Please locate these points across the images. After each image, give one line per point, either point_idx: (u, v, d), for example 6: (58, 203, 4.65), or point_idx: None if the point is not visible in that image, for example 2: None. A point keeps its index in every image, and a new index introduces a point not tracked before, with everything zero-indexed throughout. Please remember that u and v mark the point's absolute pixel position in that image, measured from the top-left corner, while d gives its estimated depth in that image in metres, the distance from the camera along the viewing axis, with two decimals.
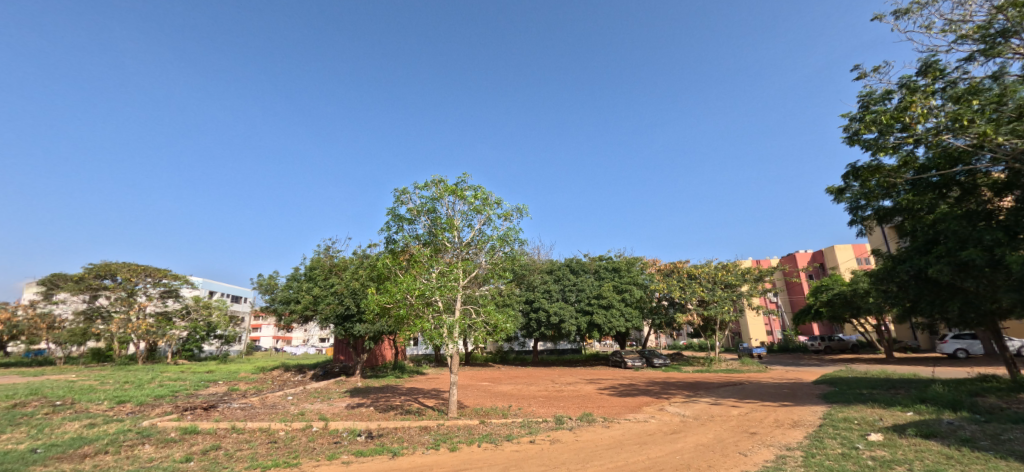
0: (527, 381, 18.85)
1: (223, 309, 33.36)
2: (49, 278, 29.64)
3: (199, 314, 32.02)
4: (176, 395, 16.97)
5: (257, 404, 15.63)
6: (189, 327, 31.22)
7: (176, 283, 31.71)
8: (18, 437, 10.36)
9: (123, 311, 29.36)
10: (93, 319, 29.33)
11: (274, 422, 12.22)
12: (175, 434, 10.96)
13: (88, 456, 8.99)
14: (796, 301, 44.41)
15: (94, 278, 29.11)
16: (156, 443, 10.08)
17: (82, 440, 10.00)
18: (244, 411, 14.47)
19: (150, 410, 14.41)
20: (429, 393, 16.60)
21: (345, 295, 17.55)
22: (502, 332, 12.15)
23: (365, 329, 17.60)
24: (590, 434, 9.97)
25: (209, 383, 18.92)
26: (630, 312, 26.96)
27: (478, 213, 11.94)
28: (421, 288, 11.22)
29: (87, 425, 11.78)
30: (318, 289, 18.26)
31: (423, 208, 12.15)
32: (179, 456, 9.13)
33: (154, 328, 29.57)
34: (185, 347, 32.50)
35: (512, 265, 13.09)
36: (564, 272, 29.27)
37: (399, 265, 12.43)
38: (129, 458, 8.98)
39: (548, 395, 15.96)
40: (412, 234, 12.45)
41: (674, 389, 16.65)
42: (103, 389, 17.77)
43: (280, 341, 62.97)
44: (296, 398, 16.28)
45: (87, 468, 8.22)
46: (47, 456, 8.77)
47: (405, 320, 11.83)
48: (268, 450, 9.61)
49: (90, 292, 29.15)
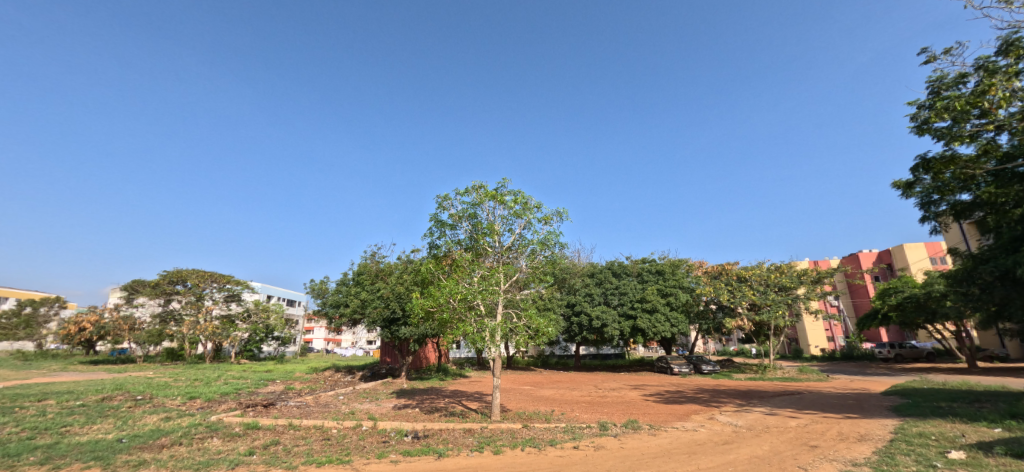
0: (570, 386, 18.63)
1: (280, 312, 35.24)
2: (130, 283, 32.89)
3: (259, 317, 34.02)
4: (239, 392, 18.15)
5: (311, 402, 16.42)
6: (250, 330, 33.33)
7: (238, 288, 33.95)
8: (107, 428, 11.48)
9: (192, 314, 31.82)
10: (167, 321, 31.81)
11: (327, 419, 12.80)
12: (239, 429, 11.71)
13: (165, 447, 9.78)
14: (860, 305, 41.45)
15: (168, 283, 31.67)
16: (222, 437, 10.84)
17: (160, 432, 10.90)
18: (300, 409, 15.24)
19: (217, 406, 15.48)
20: (473, 396, 16.79)
21: (391, 299, 18.15)
22: (544, 335, 12.15)
23: (410, 332, 18.07)
24: (636, 442, 9.71)
25: (268, 382, 20.11)
26: (676, 317, 26.10)
27: (519, 217, 12.15)
28: (463, 292, 11.40)
29: (164, 418, 12.84)
30: (366, 293, 18.89)
31: (464, 213, 12.42)
32: (244, 449, 9.77)
33: (220, 329, 31.80)
34: (246, 348, 34.60)
35: (553, 269, 13.16)
36: (605, 275, 28.78)
37: (443, 270, 12.64)
38: (200, 450, 9.70)
39: (592, 401, 15.70)
40: (455, 239, 12.74)
41: (726, 397, 15.92)
42: (177, 385, 19.33)
43: (331, 343, 65.93)
44: (346, 397, 16.97)
45: (165, 458, 8.95)
46: (131, 446, 9.62)
47: (449, 323, 12.06)
48: (322, 447, 10.06)
49: (164, 297, 31.76)
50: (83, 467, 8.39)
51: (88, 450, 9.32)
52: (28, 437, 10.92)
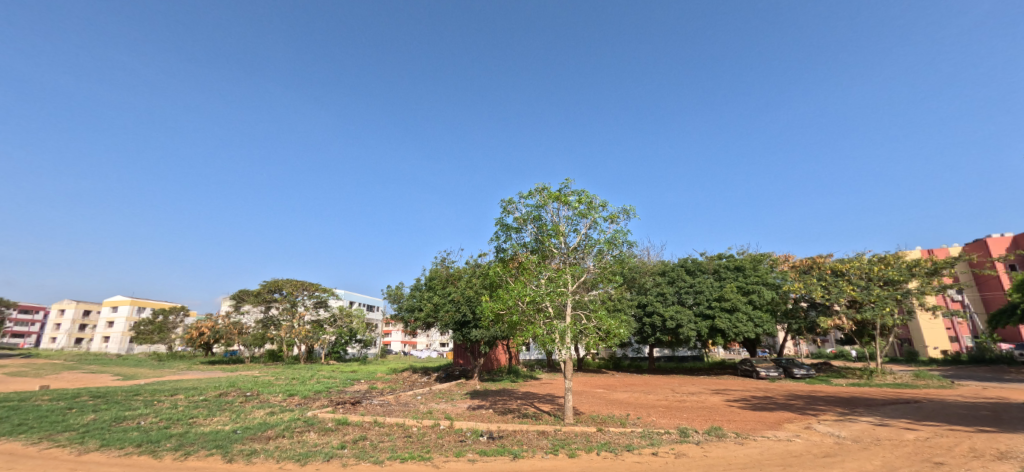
0: (645, 390, 17.92)
1: (362, 317, 37.77)
2: (237, 293, 36.79)
3: (343, 321, 36.69)
4: (330, 390, 19.68)
5: (393, 401, 17.35)
6: (336, 333, 36.10)
7: (325, 295, 36.77)
8: (224, 420, 13.00)
9: (288, 319, 35.04)
10: (268, 326, 35.31)
11: (408, 418, 13.44)
12: (332, 424, 12.67)
13: (270, 438, 10.84)
14: (991, 299, 35.59)
15: (268, 291, 35.03)
16: (318, 431, 11.82)
17: (266, 425, 12.10)
18: (383, 407, 16.15)
19: (312, 403, 16.91)
20: (545, 398, 16.72)
21: (462, 303, 18.66)
22: (616, 337, 11.78)
23: (481, 334, 18.46)
24: (721, 451, 9.06)
25: (354, 381, 21.60)
26: (760, 317, 24.02)
27: (584, 217, 11.95)
28: (531, 294, 11.41)
29: (269, 413, 14.25)
30: (438, 297, 19.60)
31: (529, 216, 12.44)
32: (336, 442, 10.61)
33: (311, 333, 34.79)
34: (334, 350, 37.48)
35: (621, 268, 12.75)
36: (678, 273, 27.36)
37: (510, 273, 12.74)
38: (300, 442, 10.59)
39: (670, 405, 14.95)
40: (521, 242, 12.79)
41: (824, 404, 14.39)
42: (278, 383, 21.42)
43: (408, 345, 69.33)
44: (424, 397, 17.71)
45: (270, 449, 9.99)
46: (244, 437, 10.81)
47: (518, 325, 12.12)
48: (404, 443, 10.60)
49: (264, 304, 35.22)
50: (207, 454, 9.93)
51: (210, 439, 10.79)
52: (164, 426, 12.69)
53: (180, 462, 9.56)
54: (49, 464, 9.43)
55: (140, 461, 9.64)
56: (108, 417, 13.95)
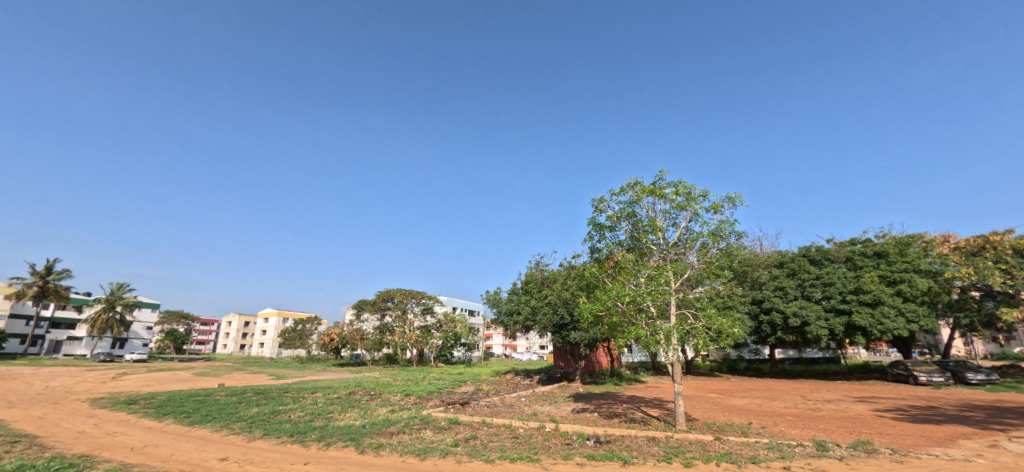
0: (769, 396, 16.03)
1: (464, 321, 39.60)
2: (358, 303, 40.76)
3: (448, 326, 38.73)
4: (441, 391, 20.84)
5: (499, 402, 17.76)
6: (443, 337, 38.22)
7: (430, 302, 39.18)
8: (355, 416, 14.52)
9: (400, 325, 37.93)
10: (384, 332, 38.64)
11: (514, 419, 13.65)
12: (445, 423, 13.40)
13: (393, 433, 12.10)
14: None
15: (382, 301, 38.23)
16: (434, 428, 12.60)
17: (389, 421, 13.41)
18: (490, 408, 16.62)
19: (426, 402, 18.02)
20: (652, 403, 15.81)
21: (558, 305, 18.46)
22: (729, 337, 10.68)
23: (580, 336, 18.10)
24: (873, 469, 7.69)
25: (462, 383, 22.61)
26: (913, 311, 20.20)
27: (683, 210, 11.13)
28: (630, 293, 10.85)
29: (391, 410, 15.53)
30: (535, 300, 19.67)
31: (622, 213, 11.93)
32: (450, 440, 11.31)
33: (421, 337, 37.34)
34: (442, 353, 39.76)
35: (730, 262, 11.59)
36: (800, 264, 24.22)
37: (607, 274, 12.30)
38: (419, 438, 11.62)
39: (801, 414, 13.16)
40: (616, 241, 12.30)
41: (1016, 417, 11.52)
42: (396, 384, 23.28)
43: (509, 348, 70.88)
44: (528, 399, 17.87)
45: (394, 444, 11.18)
46: (372, 431, 12.39)
47: (619, 327, 11.61)
48: (512, 444, 10.74)
49: (380, 312, 38.52)
50: (344, 445, 11.18)
51: (346, 433, 12.20)
52: (309, 419, 14.46)
53: (323, 450, 10.86)
54: (227, 447, 11.25)
55: (294, 449, 11.10)
56: (268, 410, 16.28)
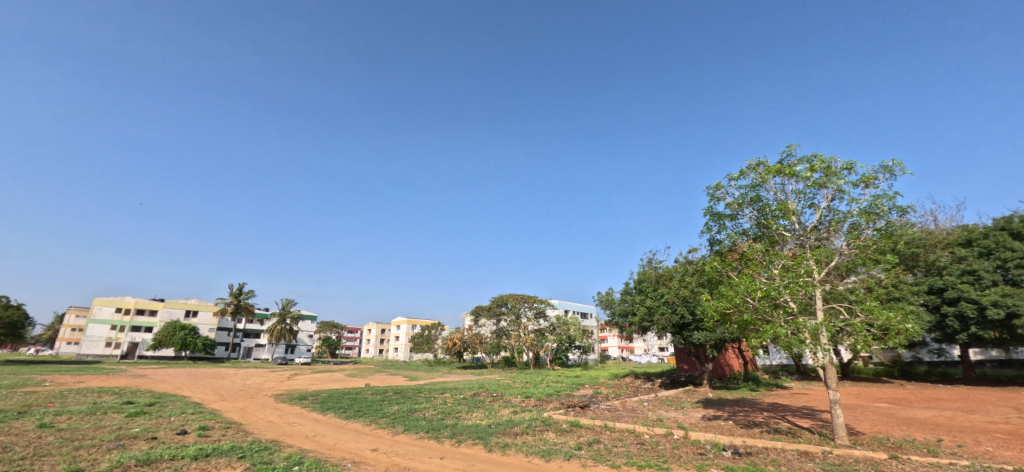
0: (964, 407, 12.87)
1: (578, 324, 38.80)
2: (474, 309, 43.12)
3: (562, 329, 38.25)
4: (560, 394, 20.70)
5: (620, 406, 17.02)
6: (557, 340, 37.75)
7: (542, 305, 39.72)
8: (480, 416, 15.13)
9: (516, 330, 38.95)
10: (501, 336, 40.08)
11: (639, 424, 12.93)
12: (566, 425, 13.25)
13: (518, 434, 12.38)
14: None
15: (496, 306, 39.91)
16: (556, 431, 12.57)
17: (513, 422, 13.75)
18: (612, 412, 15.99)
19: (547, 404, 18.02)
20: (801, 412, 13.73)
21: (677, 304, 17.22)
22: (900, 335, 8.76)
23: (705, 337, 16.61)
24: None
25: (580, 386, 22.22)
26: None
27: (822, 187, 9.57)
28: (762, 287, 9.53)
29: (513, 411, 15.85)
30: (651, 299, 18.54)
31: (744, 199, 10.81)
32: (574, 443, 11.14)
33: (536, 341, 37.58)
34: (557, 356, 39.38)
35: (892, 244, 9.61)
36: (997, 241, 19.27)
37: (731, 267, 11.07)
38: (542, 439, 11.66)
39: (1019, 432, 10.26)
40: (738, 230, 11.22)
41: None
42: (515, 386, 23.79)
43: (626, 351, 68.31)
44: (651, 404, 16.84)
45: (519, 443, 11.36)
46: (497, 431, 12.74)
47: (752, 326, 10.27)
48: (639, 450, 10.12)
49: (496, 317, 40.21)
50: (473, 442, 11.66)
51: (474, 431, 12.76)
52: (441, 417, 15.39)
53: (456, 447, 11.42)
54: (377, 439, 12.46)
55: (430, 443, 11.87)
56: (406, 408, 17.72)
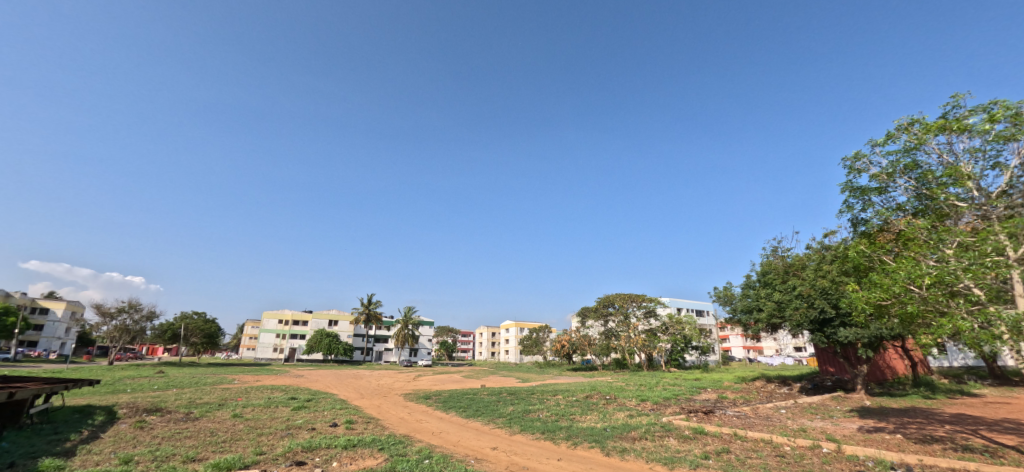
0: None
1: (693, 323, 36.52)
2: (581, 311, 42.90)
3: (675, 329, 36.25)
4: (679, 398, 19.33)
5: (751, 413, 15.30)
6: (670, 340, 35.82)
7: (652, 304, 37.56)
8: (595, 419, 14.77)
9: (625, 330, 37.68)
10: (610, 337, 38.85)
11: (776, 434, 11.48)
12: (689, 432, 12.28)
13: (636, 438, 11.79)
14: None
15: (603, 306, 38.73)
16: (678, 437, 11.73)
17: (630, 426, 13.16)
18: (741, 418, 14.45)
19: (666, 409, 16.93)
20: (999, 426, 10.97)
21: (815, 297, 15.03)
22: None
23: (855, 334, 14.30)
24: None
25: (702, 390, 20.55)
26: None
27: (1009, 142, 7.65)
28: (931, 272, 7.80)
29: (629, 415, 15.17)
30: (779, 293, 16.49)
31: (895, 166, 9.34)
32: (700, 451, 10.28)
33: (647, 341, 35.94)
34: (673, 358, 37.20)
35: None
36: None
37: (885, 250, 9.34)
38: (663, 446, 10.97)
39: None
40: (891, 205, 9.67)
41: None
42: (630, 389, 22.86)
43: (753, 351, 61.95)
44: (790, 411, 14.86)
45: (638, 449, 10.79)
46: (614, 434, 12.27)
47: (920, 320, 8.49)
48: (778, 463, 8.97)
49: (603, 318, 39.08)
50: (590, 445, 11.35)
51: (590, 434, 12.46)
52: (555, 419, 15.31)
53: (572, 449, 11.22)
54: (496, 438, 12.78)
55: (547, 444, 11.83)
56: (520, 409, 18.00)
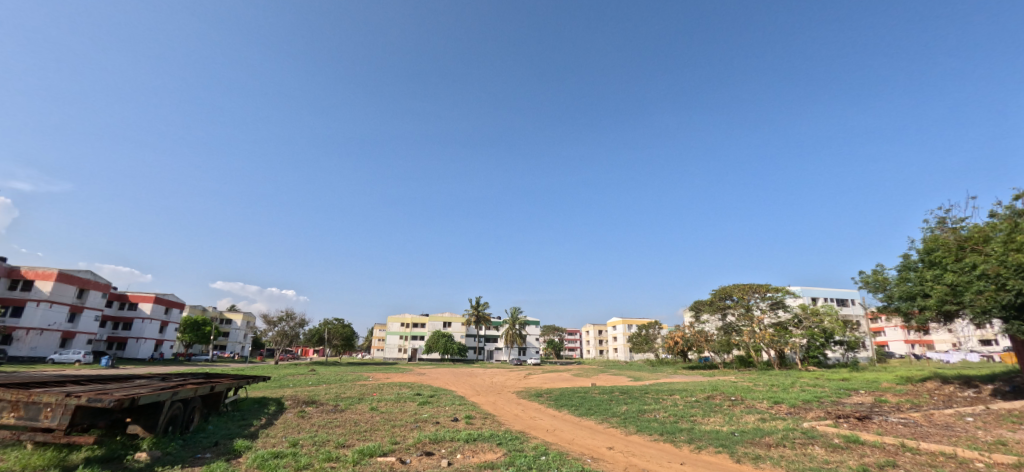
0: None
1: (834, 315, 32.17)
2: (695, 305, 40.25)
3: (811, 322, 32.06)
4: (822, 401, 17.04)
5: (922, 420, 12.87)
6: (806, 335, 31.85)
7: (779, 295, 33.93)
8: (720, 422, 13.70)
9: (748, 324, 34.24)
10: (730, 333, 35.93)
11: (960, 447, 9.52)
12: (839, 441, 10.75)
13: (771, 445, 10.63)
14: None
15: (720, 299, 36.40)
16: (824, 446, 10.35)
17: (763, 431, 11.95)
18: (908, 427, 12.24)
19: (806, 413, 15.02)
20: None
21: (1006, 277, 12.42)
22: None
23: None
24: None
25: (851, 392, 17.87)
26: None
27: None
28: None
29: (761, 419, 13.78)
30: (953, 275, 13.75)
31: None
32: (856, 463, 8.95)
33: (776, 336, 32.29)
34: (810, 355, 33.13)
35: None
36: None
37: None
38: (807, 455, 9.77)
39: None
40: None
41: None
42: (760, 389, 20.76)
43: (918, 346, 52.36)
44: (979, 420, 12.21)
45: (775, 457, 9.71)
46: (744, 440, 11.23)
47: None
48: None
49: (721, 311, 36.57)
50: (717, 450, 10.52)
51: (715, 438, 11.55)
52: (674, 420, 14.52)
53: (697, 453, 10.49)
54: (611, 438, 12.49)
55: (667, 447, 11.22)
56: (635, 409, 17.35)
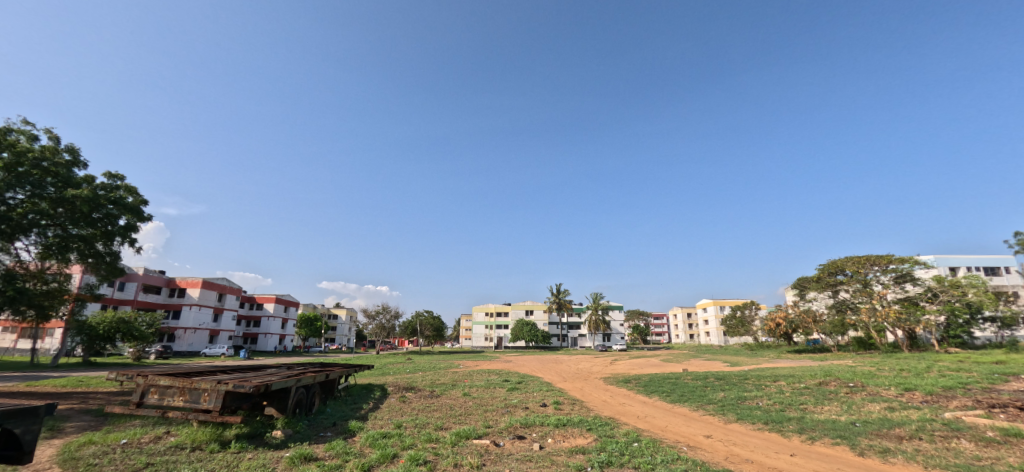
0: None
1: (980, 286, 27.74)
2: (798, 282, 36.79)
3: (951, 295, 28.15)
4: (969, 388, 14.78)
5: None
6: (944, 310, 28.00)
7: (906, 267, 29.81)
8: (836, 411, 12.50)
9: (867, 301, 30.76)
10: (844, 311, 32.46)
11: None
12: (995, 434, 9.30)
13: (904, 438, 9.48)
14: None
15: (829, 275, 33.06)
16: (973, 440, 9.03)
17: (891, 421, 10.70)
18: None
19: (946, 402, 13.10)
20: None
21: None
22: None
23: None
24: None
25: (1008, 378, 15.27)
26: None
27: None
28: None
29: (888, 408, 12.33)
30: None
31: None
32: (1018, 462, 7.70)
33: (905, 314, 28.23)
34: (951, 334, 28.73)
35: None
36: None
37: None
38: (952, 450, 8.58)
39: None
40: None
41: None
42: (885, 375, 18.50)
43: None
44: None
45: (910, 451, 8.65)
46: (868, 431, 10.14)
47: None
48: None
49: (831, 288, 33.17)
50: (834, 442, 9.62)
51: (832, 428, 10.57)
52: (781, 408, 13.52)
53: (810, 444, 9.70)
54: (709, 426, 11.97)
55: (774, 437, 10.48)
56: (734, 396, 16.41)
